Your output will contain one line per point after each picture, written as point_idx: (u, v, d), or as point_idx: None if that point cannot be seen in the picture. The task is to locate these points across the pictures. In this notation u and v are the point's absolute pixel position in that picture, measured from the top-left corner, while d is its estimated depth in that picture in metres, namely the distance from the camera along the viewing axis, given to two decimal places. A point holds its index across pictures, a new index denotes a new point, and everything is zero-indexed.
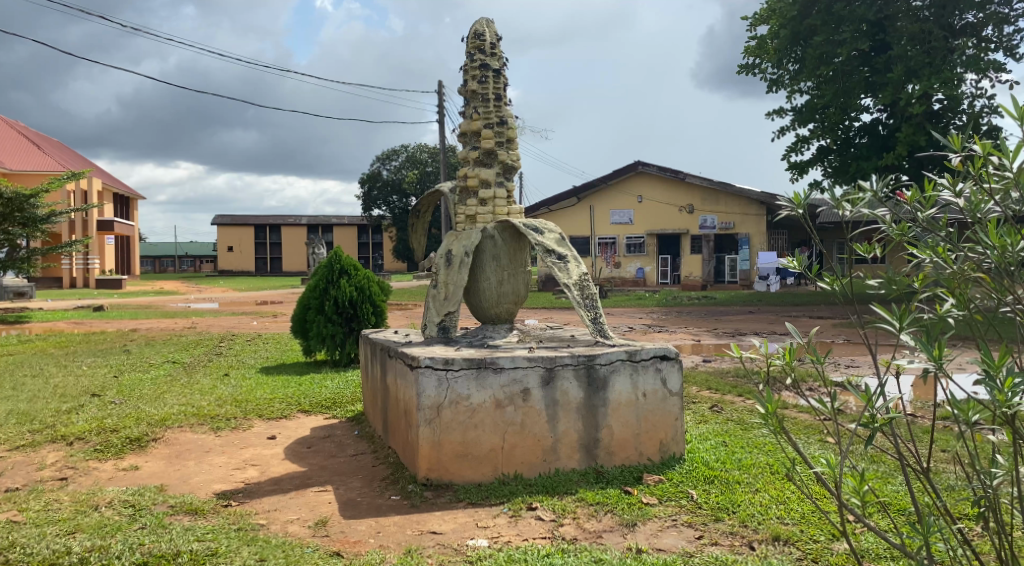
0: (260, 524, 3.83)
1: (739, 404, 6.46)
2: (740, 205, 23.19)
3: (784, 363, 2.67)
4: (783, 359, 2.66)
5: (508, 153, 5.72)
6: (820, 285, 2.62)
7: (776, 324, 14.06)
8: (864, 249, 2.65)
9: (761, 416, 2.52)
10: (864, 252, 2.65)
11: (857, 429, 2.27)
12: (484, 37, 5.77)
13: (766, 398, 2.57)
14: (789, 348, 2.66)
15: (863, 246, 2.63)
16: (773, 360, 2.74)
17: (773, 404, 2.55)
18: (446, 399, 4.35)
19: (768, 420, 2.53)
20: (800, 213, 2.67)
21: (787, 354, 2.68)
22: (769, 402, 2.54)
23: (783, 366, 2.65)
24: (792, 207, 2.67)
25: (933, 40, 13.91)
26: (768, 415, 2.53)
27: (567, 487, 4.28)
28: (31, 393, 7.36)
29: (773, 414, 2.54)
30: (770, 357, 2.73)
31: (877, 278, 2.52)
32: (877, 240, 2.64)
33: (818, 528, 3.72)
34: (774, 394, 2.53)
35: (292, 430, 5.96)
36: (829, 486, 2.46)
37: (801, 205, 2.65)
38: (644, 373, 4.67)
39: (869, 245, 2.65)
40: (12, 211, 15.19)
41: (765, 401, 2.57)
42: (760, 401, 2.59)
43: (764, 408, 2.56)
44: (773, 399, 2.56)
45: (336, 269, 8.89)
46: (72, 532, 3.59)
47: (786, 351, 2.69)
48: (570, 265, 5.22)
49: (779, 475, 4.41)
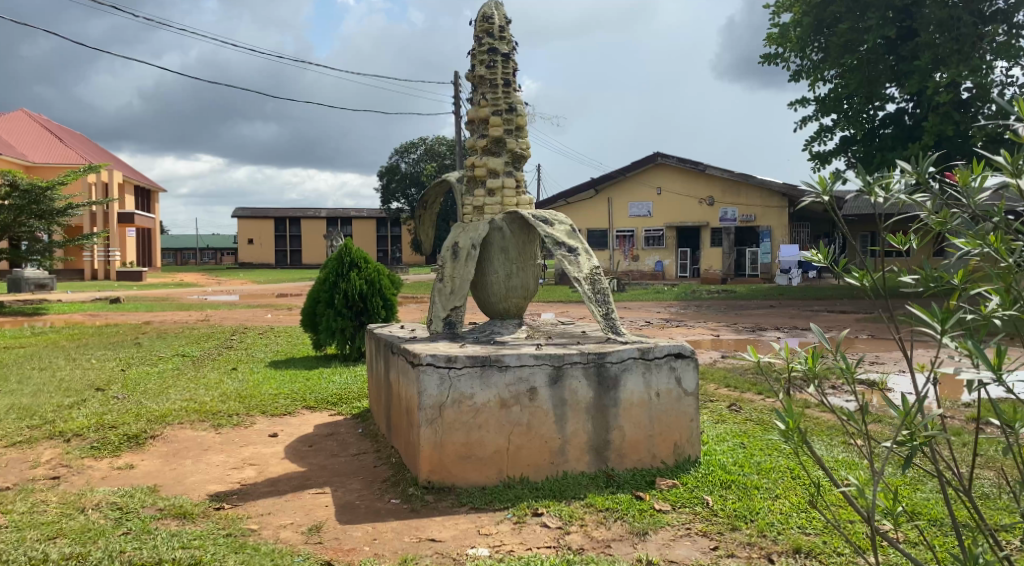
0: (252, 529, 3.66)
1: (758, 403, 6.21)
2: (762, 198, 22.69)
3: (805, 369, 2.42)
4: (806, 365, 2.40)
5: (517, 141, 5.50)
6: (848, 280, 2.35)
7: (800, 319, 13.68)
8: (897, 240, 2.40)
9: (780, 431, 2.29)
10: (896, 244, 2.40)
11: (891, 449, 2.02)
12: (493, 19, 5.53)
13: (787, 410, 2.32)
14: (812, 352, 2.41)
15: (895, 239, 2.37)
16: (793, 365, 2.48)
17: (794, 418, 2.31)
18: (449, 398, 4.15)
19: (788, 439, 2.30)
20: (825, 201, 2.42)
21: (810, 358, 2.43)
22: (790, 417, 2.30)
23: (806, 371, 2.39)
24: (816, 193, 2.42)
25: (963, 27, 13.43)
26: (787, 433, 2.30)
27: (575, 491, 4.07)
28: (38, 386, 7.27)
29: (795, 431, 2.30)
30: (788, 363, 2.48)
31: (910, 271, 2.26)
32: (911, 230, 2.39)
33: (841, 540, 3.46)
34: (794, 406, 2.29)
35: (295, 427, 5.77)
36: (859, 507, 2.18)
37: (825, 192, 2.41)
38: (657, 372, 4.43)
39: (901, 235, 2.40)
40: (29, 203, 15.04)
41: (785, 415, 2.33)
42: (779, 414, 2.35)
43: (783, 423, 2.33)
44: (794, 414, 2.31)
45: (346, 261, 8.69)
46: (54, 537, 3.48)
47: (809, 355, 2.44)
48: (581, 257, 4.97)
49: (801, 481, 4.17)
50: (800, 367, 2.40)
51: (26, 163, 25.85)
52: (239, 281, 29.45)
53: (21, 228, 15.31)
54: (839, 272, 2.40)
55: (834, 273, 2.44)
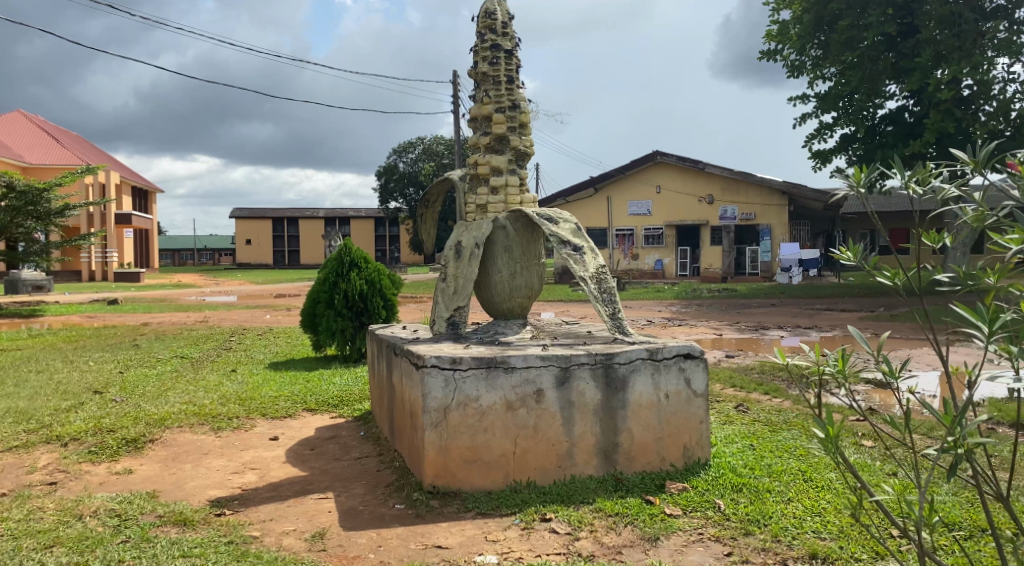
0: (253, 536, 3.57)
1: (766, 404, 6.11)
2: (762, 196, 22.63)
3: (836, 370, 2.37)
4: (836, 366, 2.36)
5: (520, 138, 5.41)
6: (878, 280, 2.29)
7: (802, 318, 13.63)
8: (931, 239, 2.30)
9: (820, 440, 2.23)
10: (931, 243, 2.31)
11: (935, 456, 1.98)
12: (496, 15, 5.44)
13: (826, 417, 2.27)
14: (843, 353, 2.37)
15: (930, 237, 2.28)
16: (824, 367, 2.42)
17: (834, 425, 2.25)
18: (454, 400, 4.06)
19: (827, 446, 2.24)
20: (861, 195, 2.48)
21: (839, 360, 2.39)
22: (830, 424, 2.24)
23: (837, 374, 2.35)
24: (850, 187, 2.47)
25: (964, 23, 13.36)
26: (826, 440, 2.24)
27: (583, 496, 3.98)
28: (34, 389, 7.16)
29: (834, 438, 2.24)
30: (817, 365, 2.43)
31: (946, 270, 2.18)
32: (948, 228, 2.30)
33: (859, 544, 3.37)
34: (834, 415, 2.24)
35: (297, 430, 5.68)
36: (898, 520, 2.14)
37: (860, 186, 2.46)
38: (666, 373, 4.34)
39: (934, 234, 2.32)
40: (26, 204, 14.92)
41: (824, 422, 2.28)
42: (817, 422, 2.30)
43: (823, 431, 2.27)
44: (833, 421, 2.26)
45: (346, 261, 8.61)
46: (50, 546, 3.40)
47: (838, 358, 2.40)
48: (587, 256, 4.88)
49: (814, 483, 4.09)
50: (830, 371, 2.35)
51: (23, 165, 25.71)
52: (237, 282, 29.29)
53: (18, 229, 15.19)
54: (868, 271, 2.32)
55: (863, 271, 2.37)
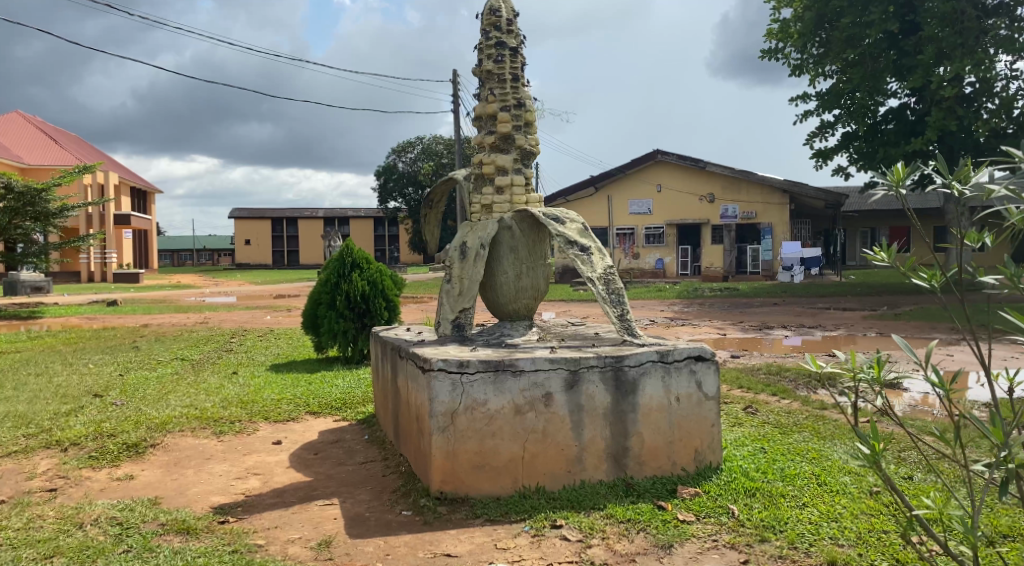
0: (258, 544, 3.50)
1: (775, 405, 6.05)
2: (762, 195, 22.56)
3: (872, 377, 2.41)
4: (871, 374, 2.39)
5: (526, 137, 5.34)
6: (916, 282, 2.26)
7: (804, 317, 13.58)
8: (973, 238, 2.22)
9: (866, 456, 2.33)
10: (974, 241, 2.23)
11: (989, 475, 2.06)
12: (500, 12, 5.37)
13: (871, 435, 2.36)
14: (877, 360, 2.41)
15: (973, 235, 2.21)
16: (859, 374, 2.41)
17: (879, 439, 2.35)
18: (461, 404, 3.99)
19: (872, 462, 2.33)
20: (900, 195, 2.39)
21: (875, 367, 2.42)
22: (874, 441, 2.33)
23: (871, 380, 2.39)
24: (890, 186, 2.38)
25: (966, 20, 13.27)
26: (872, 457, 2.33)
27: (594, 501, 3.91)
28: (34, 392, 7.09)
29: (879, 453, 2.34)
30: (851, 371, 2.45)
31: (994, 273, 2.11)
32: (992, 228, 2.22)
33: (879, 552, 3.30)
34: (880, 432, 2.33)
35: (300, 434, 5.61)
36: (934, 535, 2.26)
37: (899, 186, 2.38)
38: (677, 375, 4.27)
39: (977, 233, 2.24)
40: (24, 206, 14.83)
41: (869, 437, 2.36)
42: (862, 437, 2.39)
43: (868, 446, 2.35)
44: (877, 436, 2.35)
45: (348, 262, 8.52)
46: (51, 556, 3.33)
47: (875, 363, 2.43)
48: (594, 257, 4.81)
49: (827, 487, 4.02)
50: (867, 378, 2.38)
51: (22, 166, 25.61)
52: (236, 282, 29.19)
53: (16, 231, 15.10)
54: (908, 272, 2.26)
55: (900, 271, 2.31)
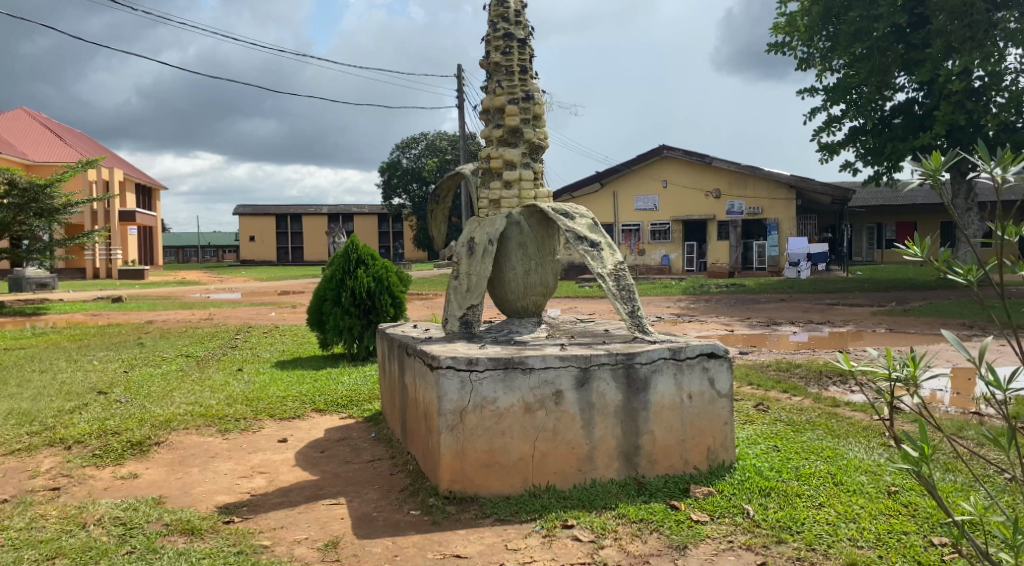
0: (263, 546, 3.43)
1: (788, 404, 5.92)
2: (769, 190, 22.38)
3: (907, 374, 2.33)
4: (906, 372, 2.32)
5: (534, 131, 5.25)
6: (950, 278, 2.20)
7: (812, 313, 13.48)
8: (1009, 231, 2.12)
9: (914, 459, 2.20)
10: (1008, 232, 2.13)
11: None
12: (509, 3, 5.27)
13: (919, 438, 2.24)
14: (912, 357, 2.33)
15: (1011, 228, 2.11)
16: (895, 373, 2.32)
17: (929, 443, 2.21)
18: (470, 402, 3.92)
19: (921, 466, 2.21)
20: (935, 185, 2.27)
21: (909, 364, 2.34)
22: (924, 442, 2.19)
23: (908, 378, 2.31)
24: (925, 177, 2.26)
25: (975, 13, 13.11)
26: (921, 459, 2.20)
27: (605, 501, 3.83)
28: (37, 389, 7.04)
29: (928, 457, 2.21)
30: (884, 370, 2.37)
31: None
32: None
33: (899, 554, 3.23)
34: (927, 432, 2.20)
35: (306, 432, 5.55)
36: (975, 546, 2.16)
37: (935, 175, 2.26)
38: (689, 373, 4.19)
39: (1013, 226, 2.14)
40: (28, 202, 14.79)
41: (917, 440, 2.24)
42: (911, 438, 2.26)
43: (917, 448, 2.23)
44: (927, 438, 2.22)
45: (353, 258, 8.44)
46: (53, 557, 3.27)
47: (910, 362, 2.35)
48: (604, 253, 4.72)
49: (844, 487, 3.93)
50: (903, 377, 2.30)
51: (27, 162, 25.64)
52: (241, 279, 29.20)
53: (21, 228, 15.07)
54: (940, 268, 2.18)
55: (932, 264, 2.22)
